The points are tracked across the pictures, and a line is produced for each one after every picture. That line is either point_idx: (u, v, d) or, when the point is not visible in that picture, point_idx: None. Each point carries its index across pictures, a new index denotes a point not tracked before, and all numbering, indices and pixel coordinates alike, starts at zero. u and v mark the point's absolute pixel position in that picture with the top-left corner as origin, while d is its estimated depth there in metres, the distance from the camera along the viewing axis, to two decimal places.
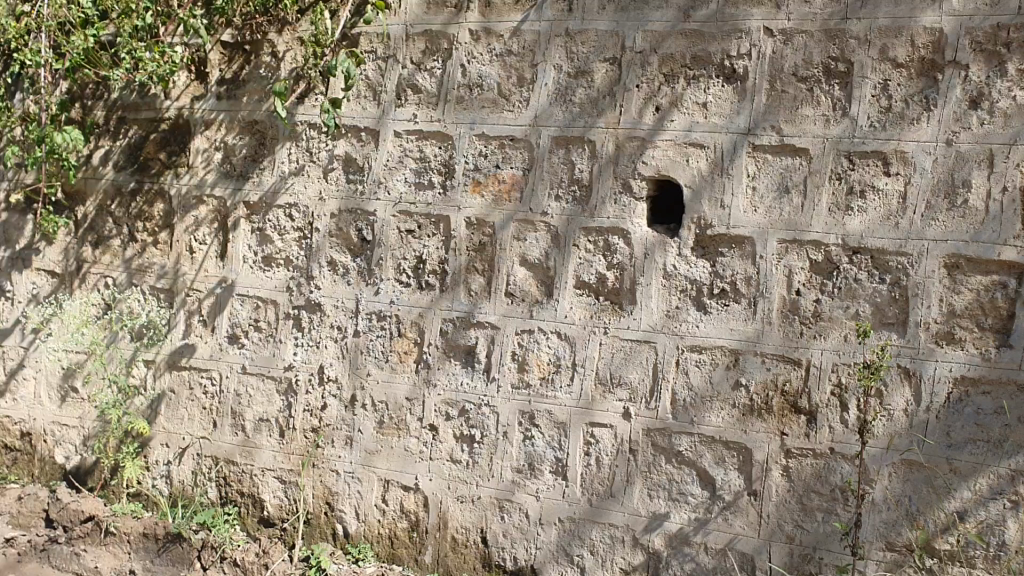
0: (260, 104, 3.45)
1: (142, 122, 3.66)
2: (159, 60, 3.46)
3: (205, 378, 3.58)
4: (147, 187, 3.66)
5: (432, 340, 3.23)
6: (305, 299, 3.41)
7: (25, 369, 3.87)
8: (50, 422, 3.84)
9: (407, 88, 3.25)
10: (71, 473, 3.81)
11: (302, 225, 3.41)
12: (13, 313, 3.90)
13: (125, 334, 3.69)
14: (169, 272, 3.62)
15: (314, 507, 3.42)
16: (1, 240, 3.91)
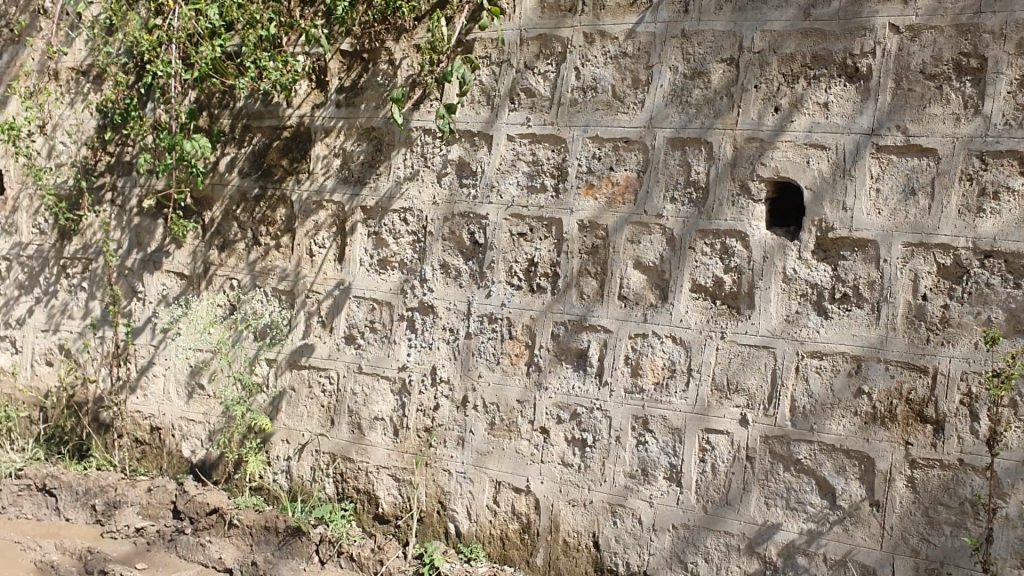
0: (377, 110, 3.53)
1: (265, 130, 3.79)
2: (282, 69, 3.57)
3: (323, 377, 3.68)
4: (269, 193, 3.78)
5: (545, 342, 3.24)
6: (419, 301, 3.47)
7: (155, 367, 4.06)
8: (178, 418, 4.01)
9: (521, 92, 3.28)
10: (198, 466, 3.98)
11: (416, 228, 3.47)
12: (144, 313, 4.09)
13: (248, 333, 3.83)
14: (289, 274, 3.74)
15: (427, 506, 3.48)
16: (134, 243, 4.10)
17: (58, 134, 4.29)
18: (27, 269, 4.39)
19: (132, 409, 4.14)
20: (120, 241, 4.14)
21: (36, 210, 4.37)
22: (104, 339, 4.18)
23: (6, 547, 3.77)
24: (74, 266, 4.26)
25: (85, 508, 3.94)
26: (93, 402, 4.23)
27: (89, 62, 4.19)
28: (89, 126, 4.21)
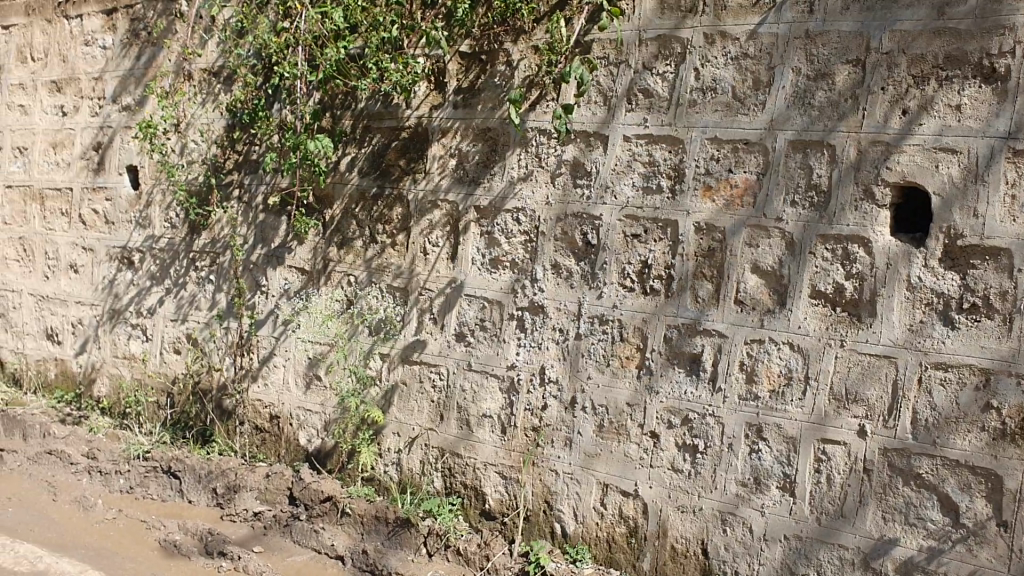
0: (494, 111, 3.56)
1: (385, 130, 3.87)
2: (403, 71, 3.65)
3: (434, 373, 3.74)
4: (387, 192, 3.87)
5: (656, 345, 3.22)
6: (530, 301, 3.49)
7: (275, 358, 4.20)
8: (295, 407, 4.15)
9: (638, 93, 3.26)
10: (313, 455, 4.10)
11: (528, 228, 3.49)
12: (266, 306, 4.24)
13: (363, 328, 3.93)
14: (404, 272, 3.81)
15: (533, 505, 3.50)
16: (258, 238, 4.26)
17: (191, 133, 4.49)
18: (159, 261, 4.60)
19: (252, 398, 4.29)
20: (245, 236, 4.30)
21: (168, 205, 4.58)
22: (228, 330, 4.36)
23: (132, 524, 4.00)
24: (202, 260, 4.45)
25: (206, 491, 4.12)
26: (216, 390, 4.41)
27: (221, 64, 4.36)
28: (219, 126, 4.39)
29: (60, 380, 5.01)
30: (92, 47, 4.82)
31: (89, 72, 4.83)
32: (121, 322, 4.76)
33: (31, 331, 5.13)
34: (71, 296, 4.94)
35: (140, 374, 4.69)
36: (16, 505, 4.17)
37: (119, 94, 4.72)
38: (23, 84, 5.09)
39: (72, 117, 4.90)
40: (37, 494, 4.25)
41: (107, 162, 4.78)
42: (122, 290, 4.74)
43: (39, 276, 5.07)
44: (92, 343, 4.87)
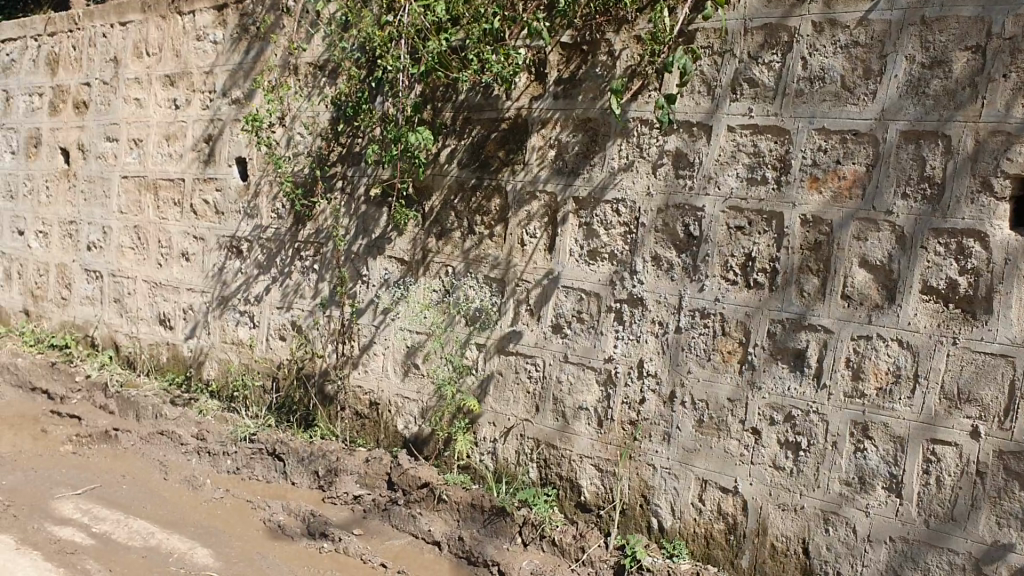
0: (595, 102, 3.55)
1: (485, 122, 3.89)
2: (504, 62, 3.67)
3: (530, 364, 3.76)
4: (486, 183, 3.89)
5: (759, 340, 3.17)
6: (628, 293, 3.47)
7: (375, 346, 4.28)
8: (394, 395, 4.22)
9: (743, 82, 3.20)
10: (410, 442, 4.17)
11: (628, 219, 3.47)
12: (367, 295, 4.32)
13: (461, 318, 3.97)
14: (501, 263, 3.84)
15: (630, 499, 3.48)
16: (360, 229, 4.34)
17: (296, 126, 4.60)
18: (266, 251, 4.74)
19: (353, 384, 4.38)
20: (347, 227, 4.39)
21: (275, 195, 4.70)
22: (331, 318, 4.46)
23: (238, 504, 4.15)
24: (307, 250, 4.57)
25: (308, 474, 4.24)
26: (318, 375, 4.51)
27: (325, 57, 4.45)
28: (323, 119, 4.48)
29: (171, 363, 5.21)
30: (203, 42, 4.98)
31: (200, 67, 5.00)
32: (229, 309, 4.92)
33: (145, 317, 5.34)
34: (183, 283, 5.13)
35: (247, 359, 4.85)
36: (130, 482, 4.37)
37: (229, 87, 4.87)
38: (139, 79, 5.30)
39: (185, 111, 5.08)
40: (149, 473, 4.45)
41: (217, 154, 4.94)
42: (231, 278, 4.90)
43: (153, 263, 5.28)
44: (202, 328, 5.05)
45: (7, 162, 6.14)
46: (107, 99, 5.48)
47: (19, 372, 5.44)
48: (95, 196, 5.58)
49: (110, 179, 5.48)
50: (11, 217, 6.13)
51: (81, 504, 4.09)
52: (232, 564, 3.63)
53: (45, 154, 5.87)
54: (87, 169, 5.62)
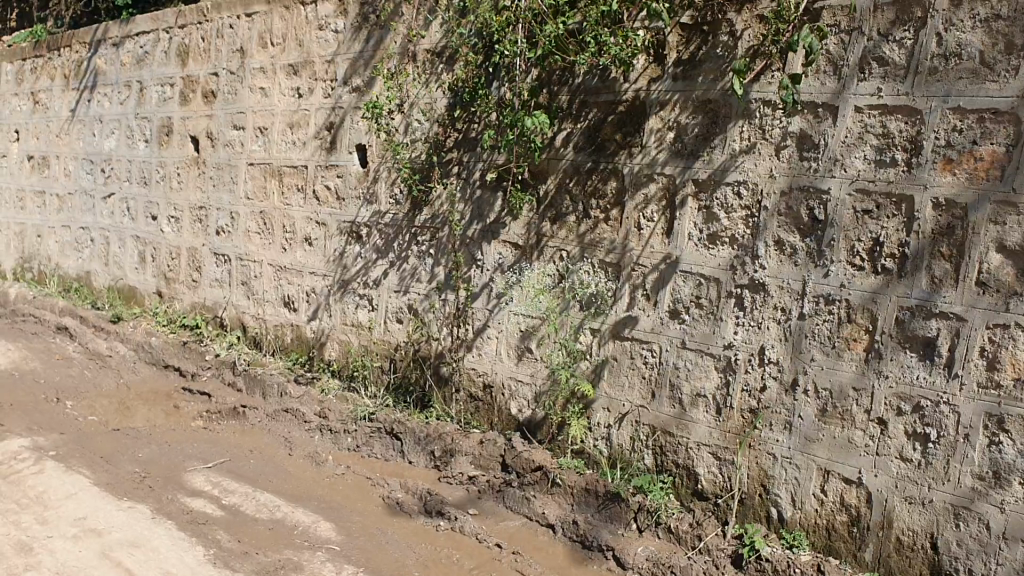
0: (715, 83, 3.49)
1: (601, 105, 3.86)
2: (622, 44, 3.64)
3: (646, 349, 3.73)
4: (602, 167, 3.87)
5: (886, 328, 3.07)
6: (749, 278, 3.40)
7: (489, 330, 4.33)
8: (508, 377, 4.26)
9: (872, 61, 3.08)
10: (524, 425, 4.20)
11: (749, 203, 3.41)
12: (482, 279, 4.37)
13: (575, 303, 3.97)
14: (617, 248, 3.82)
15: (748, 488, 3.43)
16: (475, 214, 4.38)
17: (414, 113, 4.66)
18: (384, 236, 4.84)
19: (468, 367, 4.43)
20: (463, 211, 4.44)
21: (393, 181, 4.79)
22: (446, 302, 4.53)
23: (359, 481, 4.28)
24: (424, 234, 4.65)
25: (424, 454, 4.34)
26: (434, 357, 4.59)
27: (443, 44, 4.49)
28: (440, 105, 4.53)
29: (295, 343, 5.38)
30: (325, 31, 5.11)
31: (322, 55, 5.13)
32: (349, 292, 5.05)
33: (270, 299, 5.53)
34: (306, 267, 5.29)
35: (366, 341, 4.97)
36: (257, 457, 4.55)
37: (350, 76, 4.99)
38: (264, 68, 5.48)
39: (307, 99, 5.23)
40: (275, 449, 4.64)
41: (338, 141, 5.07)
42: (351, 262, 5.03)
43: (277, 247, 5.46)
44: (323, 310, 5.20)
45: (142, 151, 6.44)
46: (235, 89, 5.68)
47: (154, 351, 5.79)
48: (223, 182, 5.80)
49: (237, 166, 5.69)
50: (145, 202, 6.43)
51: (211, 476, 4.28)
52: (353, 538, 3.74)
53: (176, 143, 6.14)
54: (216, 157, 5.84)
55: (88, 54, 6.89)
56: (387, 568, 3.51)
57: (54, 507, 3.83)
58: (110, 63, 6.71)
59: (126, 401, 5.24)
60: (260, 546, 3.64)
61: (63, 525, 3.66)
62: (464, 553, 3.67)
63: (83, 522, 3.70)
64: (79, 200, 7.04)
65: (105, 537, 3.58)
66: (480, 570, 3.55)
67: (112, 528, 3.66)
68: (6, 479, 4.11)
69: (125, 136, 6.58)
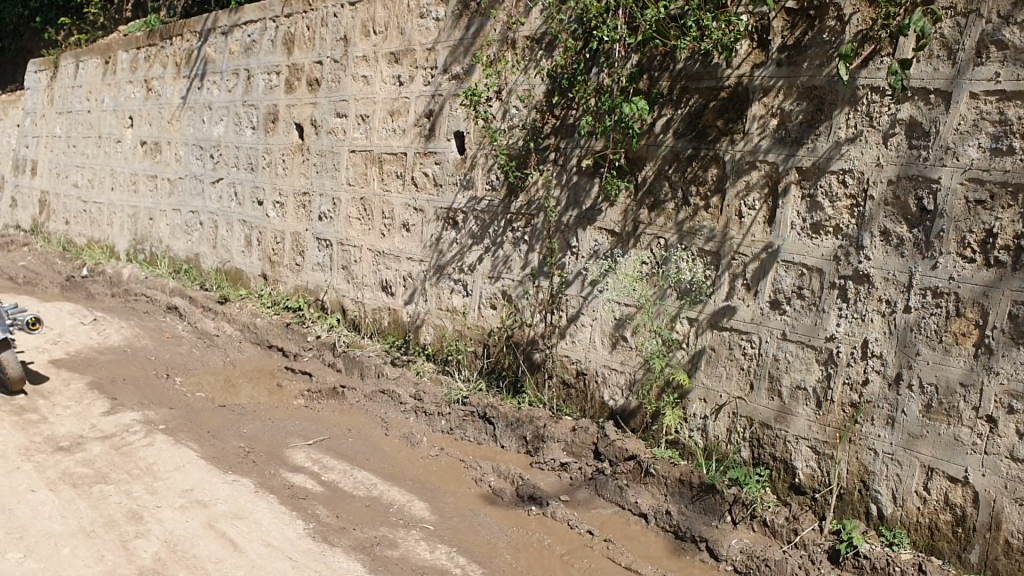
0: (821, 69, 3.40)
1: (702, 91, 3.81)
2: (725, 29, 3.62)
3: (745, 340, 3.69)
4: (703, 153, 3.82)
5: (998, 322, 2.96)
6: (854, 269, 3.32)
7: (583, 317, 4.33)
8: (602, 365, 4.25)
9: (990, 44, 2.97)
10: (617, 413, 4.20)
11: (855, 191, 3.33)
12: (577, 265, 4.37)
13: (672, 291, 3.94)
14: (717, 236, 3.77)
15: (847, 483, 3.36)
16: (572, 200, 4.38)
17: (512, 99, 4.67)
18: (480, 221, 4.88)
19: (561, 353, 4.44)
20: (559, 197, 4.44)
21: (490, 167, 4.82)
22: (540, 288, 4.54)
23: (452, 463, 4.35)
24: (519, 221, 4.67)
25: (516, 439, 4.38)
26: (527, 343, 4.62)
27: (543, 30, 4.48)
28: (539, 91, 4.52)
29: (392, 327, 5.49)
30: (427, 19, 5.17)
31: (423, 43, 5.20)
32: (444, 277, 5.12)
33: (369, 283, 5.64)
34: (404, 252, 5.38)
35: (461, 325, 5.03)
36: (355, 436, 4.66)
37: (450, 63, 5.04)
38: (367, 56, 5.58)
39: (408, 86, 5.31)
40: (372, 428, 4.75)
41: (437, 128, 5.13)
42: (447, 248, 5.09)
43: (376, 233, 5.56)
44: (420, 294, 5.29)
45: (249, 137, 6.63)
46: (338, 76, 5.80)
47: (258, 332, 5.99)
48: (325, 168, 5.94)
49: (340, 153, 5.81)
50: (251, 187, 6.62)
51: (311, 453, 4.41)
52: (446, 518, 3.80)
53: (282, 130, 6.30)
54: (319, 143, 5.98)
55: (199, 43, 7.13)
56: (479, 549, 3.56)
57: (163, 478, 4.00)
58: (219, 51, 6.93)
59: (232, 378, 5.44)
60: (357, 522, 3.73)
61: (171, 496, 3.83)
62: (555, 537, 3.69)
63: (190, 493, 3.86)
64: (188, 185, 7.30)
65: (210, 509, 3.72)
66: (571, 556, 3.57)
67: (217, 500, 3.81)
68: (119, 449, 4.31)
69: (233, 122, 6.79)
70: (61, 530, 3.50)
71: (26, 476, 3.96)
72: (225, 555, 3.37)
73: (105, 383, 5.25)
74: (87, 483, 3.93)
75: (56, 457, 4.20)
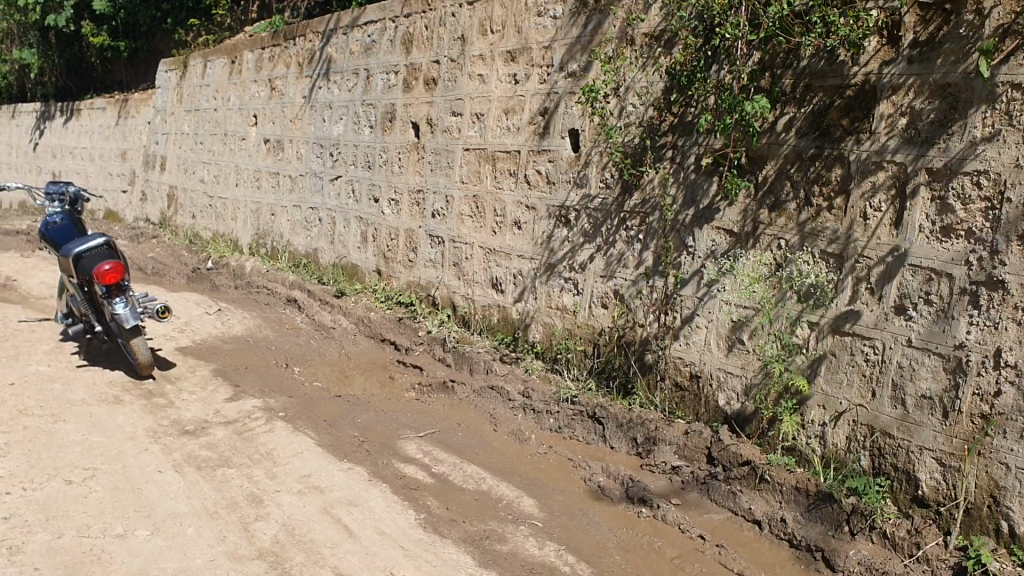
0: (956, 65, 3.27)
1: (827, 89, 3.70)
2: (853, 25, 3.51)
3: (868, 345, 3.58)
4: (826, 153, 3.72)
5: None
6: (987, 275, 3.19)
7: (698, 318, 4.28)
8: (716, 368, 4.19)
9: None
10: (732, 418, 4.13)
11: (990, 194, 3.19)
12: (693, 266, 4.31)
13: (792, 294, 3.85)
14: (840, 237, 3.66)
15: (976, 498, 3.21)
16: (689, 199, 4.32)
17: (629, 96, 4.64)
18: (593, 220, 4.87)
19: (674, 354, 4.40)
20: (675, 196, 4.39)
21: (605, 165, 4.81)
22: (654, 288, 4.50)
23: (561, 461, 4.35)
24: (633, 220, 4.64)
25: (627, 440, 4.35)
26: (639, 343, 4.58)
27: (662, 28, 4.45)
28: (657, 88, 4.48)
29: (502, 324, 5.53)
30: (544, 17, 5.19)
31: (540, 42, 5.22)
32: (555, 275, 5.13)
33: (480, 280, 5.70)
34: (515, 250, 5.41)
35: (571, 324, 5.02)
36: (464, 430, 4.71)
37: (567, 62, 5.05)
38: (483, 55, 5.63)
39: (524, 85, 5.34)
40: (481, 423, 4.79)
41: (552, 126, 5.14)
42: (559, 246, 5.10)
43: (488, 230, 5.61)
44: (530, 293, 5.31)
45: (367, 136, 6.78)
46: (455, 75, 5.88)
47: (372, 325, 6.12)
48: (440, 166, 6.02)
49: (454, 151, 5.88)
50: (368, 185, 6.77)
51: (422, 445, 4.48)
52: (555, 516, 3.81)
53: (398, 128, 6.42)
54: (434, 142, 6.07)
55: (321, 43, 7.33)
56: (589, 548, 3.56)
57: (282, 464, 4.13)
58: (341, 51, 7.11)
59: (346, 370, 5.58)
60: (467, 515, 3.78)
61: (290, 481, 3.95)
62: (666, 540, 3.66)
63: (308, 479, 3.97)
64: (308, 182, 7.51)
65: (327, 495, 3.83)
66: (682, 560, 3.54)
67: (333, 487, 3.91)
68: (241, 435, 4.47)
69: (352, 120, 6.96)
70: (186, 510, 3.65)
71: (154, 457, 4.15)
72: (340, 540, 3.46)
73: (227, 371, 5.45)
74: (210, 466, 4.09)
75: (183, 440, 4.39)
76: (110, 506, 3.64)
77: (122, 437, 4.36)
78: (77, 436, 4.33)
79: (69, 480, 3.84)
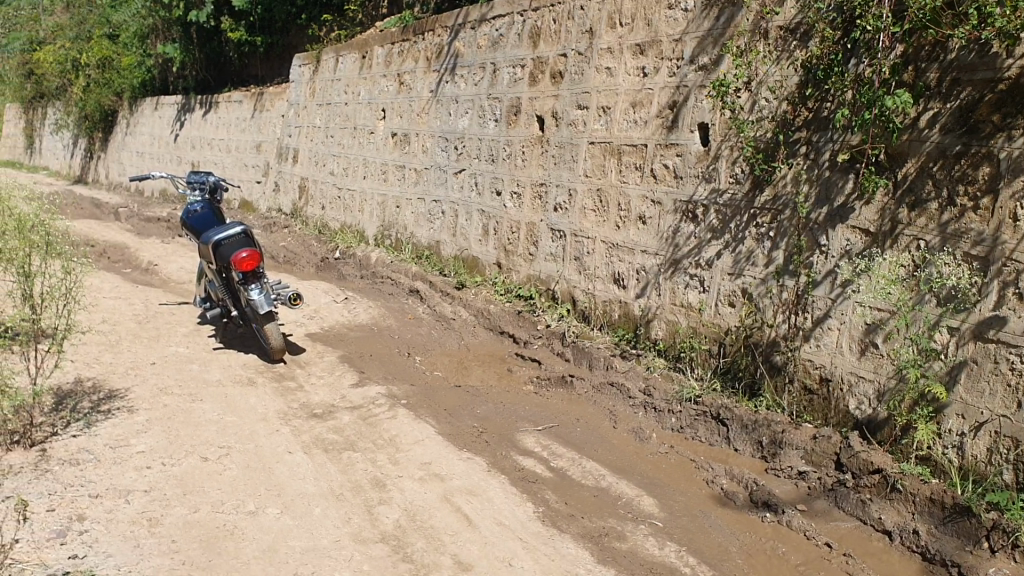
0: None
1: (977, 83, 3.52)
2: (1010, 16, 3.32)
3: (1014, 353, 3.39)
4: (974, 150, 3.54)
5: None
6: None
7: (830, 320, 4.15)
8: (848, 372, 4.06)
9: None
10: (863, 424, 3.99)
11: None
12: (826, 265, 4.18)
13: (931, 297, 3.69)
14: (987, 239, 3.49)
15: None
16: (822, 197, 4.19)
17: (762, 90, 4.53)
18: (721, 216, 4.78)
19: (804, 357, 4.28)
20: (809, 193, 4.25)
21: (735, 160, 4.71)
22: (784, 288, 4.40)
23: (682, 461, 4.29)
24: (763, 217, 4.53)
25: (751, 442, 4.27)
26: (767, 344, 4.49)
27: (799, 20, 4.33)
28: (791, 83, 4.36)
29: (622, 320, 5.50)
30: (674, 10, 5.13)
31: (670, 34, 5.15)
32: (680, 272, 5.06)
33: (601, 275, 5.68)
34: (638, 245, 5.36)
35: (695, 322, 4.95)
36: (583, 425, 4.70)
37: (697, 55, 4.97)
38: (611, 48, 5.60)
39: (652, 78, 5.28)
40: (600, 419, 4.76)
41: (680, 120, 5.07)
42: (684, 243, 5.02)
43: (611, 225, 5.57)
44: (653, 288, 5.26)
45: (491, 129, 6.84)
46: (582, 69, 5.86)
47: (492, 318, 6.17)
48: (563, 160, 6.02)
49: (578, 145, 5.87)
50: (491, 178, 6.82)
51: (541, 438, 4.50)
52: (676, 517, 3.76)
53: (523, 122, 6.45)
54: (559, 135, 6.07)
55: (449, 38, 7.43)
56: (710, 551, 3.50)
57: (404, 450, 4.22)
58: (468, 45, 7.19)
59: (465, 362, 5.65)
60: (585, 511, 3.77)
61: (412, 468, 4.02)
62: (790, 547, 3.56)
63: (429, 467, 4.04)
64: (433, 175, 7.63)
65: (447, 483, 3.88)
66: (807, 567, 3.44)
67: (452, 476, 3.96)
68: (365, 420, 4.58)
69: (477, 113, 7.02)
70: (313, 491, 3.76)
71: (284, 439, 4.30)
72: (459, 529, 3.50)
73: (353, 358, 5.60)
74: (337, 449, 4.21)
75: (311, 423, 4.53)
76: (242, 484, 3.78)
77: (255, 417, 4.54)
78: (212, 415, 4.52)
79: (204, 457, 4.01)
